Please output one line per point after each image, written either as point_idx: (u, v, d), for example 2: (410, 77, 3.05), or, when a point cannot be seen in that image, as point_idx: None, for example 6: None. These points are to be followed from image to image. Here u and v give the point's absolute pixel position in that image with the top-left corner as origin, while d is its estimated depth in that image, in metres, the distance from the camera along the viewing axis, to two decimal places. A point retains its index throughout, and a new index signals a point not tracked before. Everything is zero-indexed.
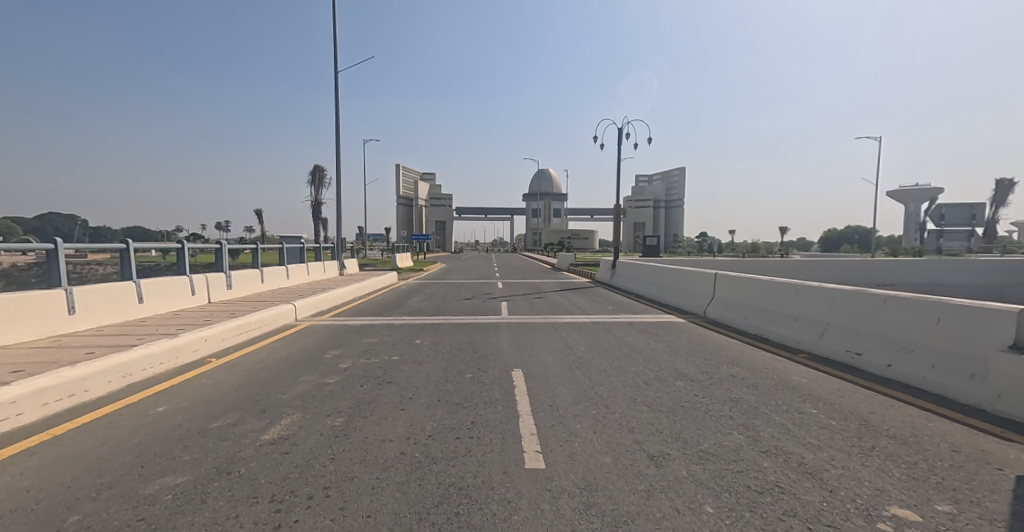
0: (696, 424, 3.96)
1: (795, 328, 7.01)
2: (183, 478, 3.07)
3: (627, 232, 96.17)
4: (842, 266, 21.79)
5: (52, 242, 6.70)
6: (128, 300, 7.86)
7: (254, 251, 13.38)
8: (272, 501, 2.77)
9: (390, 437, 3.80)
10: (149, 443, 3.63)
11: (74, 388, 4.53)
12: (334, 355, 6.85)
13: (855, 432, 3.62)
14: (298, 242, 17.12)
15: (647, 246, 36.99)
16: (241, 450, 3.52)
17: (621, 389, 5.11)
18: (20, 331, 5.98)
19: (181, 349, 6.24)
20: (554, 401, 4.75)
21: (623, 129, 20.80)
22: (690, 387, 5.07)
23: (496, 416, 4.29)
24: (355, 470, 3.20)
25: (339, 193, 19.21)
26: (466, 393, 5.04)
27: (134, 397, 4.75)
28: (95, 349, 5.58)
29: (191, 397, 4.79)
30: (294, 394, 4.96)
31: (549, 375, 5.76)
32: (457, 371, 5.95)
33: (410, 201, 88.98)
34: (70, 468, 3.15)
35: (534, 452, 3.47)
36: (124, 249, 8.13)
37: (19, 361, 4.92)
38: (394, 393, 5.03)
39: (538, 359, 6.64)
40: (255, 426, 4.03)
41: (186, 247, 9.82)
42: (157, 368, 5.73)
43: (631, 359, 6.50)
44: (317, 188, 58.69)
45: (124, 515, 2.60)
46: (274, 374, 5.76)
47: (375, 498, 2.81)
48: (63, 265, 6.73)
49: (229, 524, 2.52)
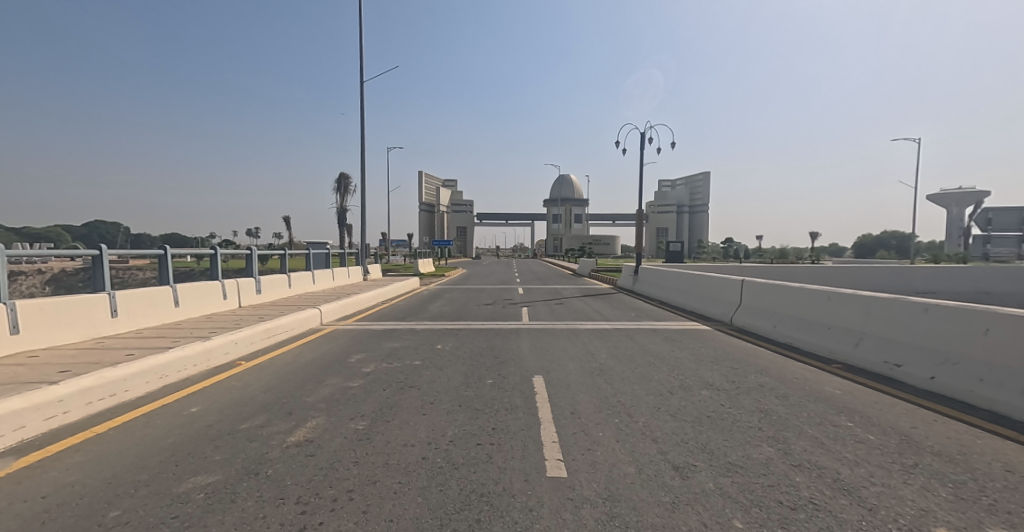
0: (722, 435, 3.85)
1: (828, 337, 6.76)
2: (214, 477, 3.14)
3: (650, 238, 94.92)
4: (879, 274, 21.08)
5: (97, 249, 6.98)
6: (165, 304, 8.16)
7: (283, 257, 13.79)
8: (297, 503, 2.81)
9: (412, 442, 3.82)
10: (182, 443, 3.73)
11: (114, 388, 4.70)
12: (357, 359, 6.93)
13: (896, 448, 3.44)
14: (324, 247, 17.60)
15: (671, 251, 36.37)
16: (268, 451, 3.59)
17: (645, 398, 5.00)
18: (67, 333, 6.26)
19: (213, 351, 6.42)
20: (575, 408, 4.69)
21: (646, 135, 20.84)
22: (716, 397, 4.94)
23: (517, 423, 4.26)
24: (378, 474, 3.22)
25: (363, 201, 19.80)
26: (487, 400, 5.02)
27: (169, 399, 4.89)
28: (133, 351, 5.79)
29: (223, 398, 4.94)
30: (319, 398, 5.04)
31: (570, 382, 5.70)
32: (478, 377, 5.96)
33: (431, 208, 90.44)
34: (112, 465, 3.27)
35: (556, 460, 3.43)
36: (163, 253, 8.42)
37: (65, 362, 5.15)
38: (416, 398, 5.07)
39: (559, 365, 6.59)
40: (281, 428, 4.11)
41: (219, 253, 10.15)
42: (191, 370, 5.91)
43: (654, 367, 6.39)
44: (342, 195, 60.33)
45: (158, 513, 2.67)
46: (301, 377, 5.88)
47: (396, 503, 2.81)
48: (106, 269, 6.99)
49: (256, 525, 2.56)
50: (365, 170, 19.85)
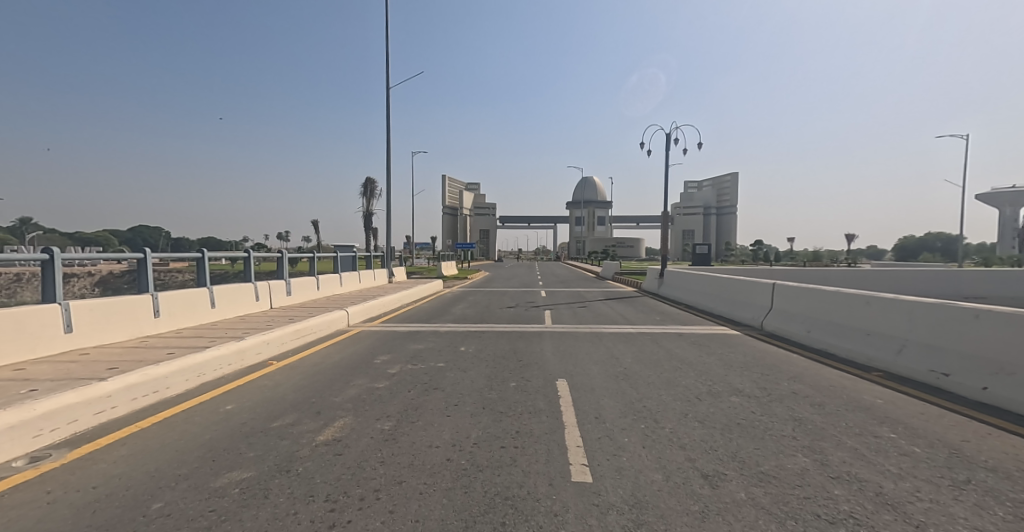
0: (754, 444, 3.74)
1: (867, 344, 6.49)
2: (248, 473, 3.24)
3: (676, 240, 93.27)
4: (921, 277, 20.16)
5: (142, 252, 7.31)
6: (202, 305, 8.48)
7: (312, 260, 14.15)
8: (326, 501, 2.87)
9: (437, 444, 3.85)
10: (218, 439, 3.87)
11: (156, 385, 4.91)
12: (383, 360, 7.03)
13: (945, 462, 3.27)
14: (351, 250, 17.98)
15: (697, 254, 35.62)
16: (298, 450, 3.68)
17: (671, 404, 4.91)
18: (114, 332, 6.58)
19: (246, 351, 6.64)
20: (600, 413, 4.64)
21: (672, 136, 20.60)
22: (746, 404, 4.80)
23: (541, 426, 4.25)
24: (404, 475, 3.26)
25: (388, 205, 20.18)
26: (511, 403, 5.02)
27: (207, 396, 5.07)
28: (173, 350, 6.04)
29: (256, 397, 5.09)
30: (347, 398, 5.14)
31: (594, 387, 5.65)
32: (501, 380, 5.97)
33: (454, 211, 91.36)
34: (155, 459, 3.42)
35: (581, 465, 3.40)
36: (200, 257, 8.76)
37: (112, 360, 5.41)
38: (440, 400, 5.11)
39: (582, 369, 6.54)
40: (311, 427, 4.20)
41: (252, 256, 10.49)
42: (226, 369, 6.12)
43: (681, 373, 6.26)
44: (368, 199, 61.61)
45: (197, 506, 2.77)
46: (329, 377, 6.01)
47: (422, 504, 2.83)
48: (150, 272, 7.32)
49: (287, 521, 2.62)
50: (391, 174, 20.20)
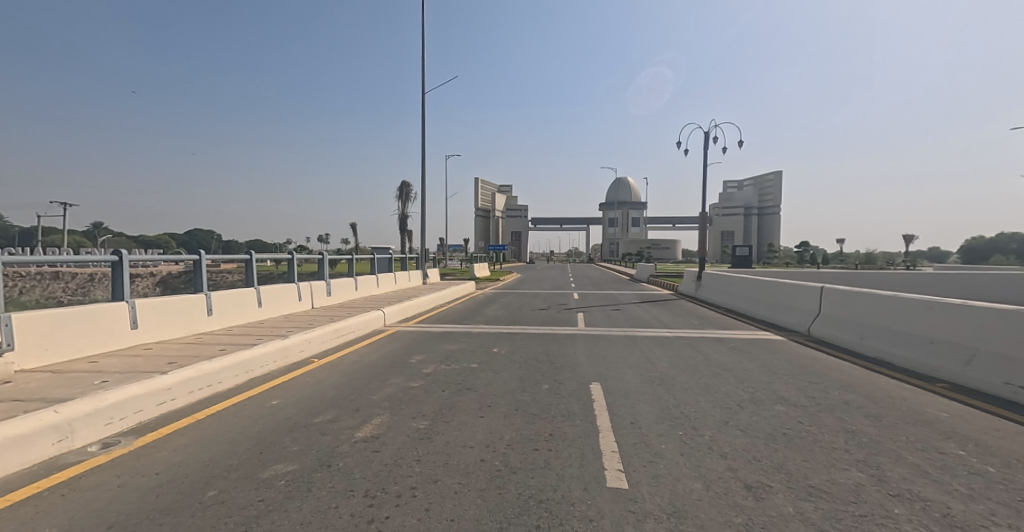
0: (802, 456, 3.55)
1: (929, 353, 6.07)
2: (292, 466, 3.37)
3: (714, 242, 90.46)
4: (988, 282, 18.72)
5: (198, 254, 7.75)
6: (250, 304, 8.90)
7: (350, 261, 14.60)
8: (365, 496, 2.93)
9: (470, 444, 3.88)
10: (265, 432, 4.04)
11: (210, 380, 5.19)
12: (418, 360, 7.16)
13: (1022, 484, 3.01)
14: (387, 252, 18.44)
15: (737, 256, 34.38)
16: (339, 445, 3.80)
17: (710, 411, 4.75)
18: (173, 329, 7.00)
19: (290, 349, 6.90)
20: (636, 418, 4.54)
21: (711, 134, 20.07)
22: (792, 413, 4.59)
23: (575, 430, 4.20)
24: (439, 474, 3.30)
25: (424, 208, 20.63)
26: (544, 405, 5.00)
27: (254, 391, 5.32)
28: (224, 346, 6.36)
29: (299, 393, 5.29)
30: (384, 396, 5.26)
31: (629, 391, 5.54)
32: (534, 382, 5.94)
33: (487, 213, 92.22)
34: (209, 449, 3.61)
35: (616, 470, 3.34)
36: (249, 258, 9.19)
37: (170, 355, 5.76)
38: (473, 400, 5.14)
39: (617, 373, 6.43)
40: (349, 424, 4.32)
41: (295, 257, 10.92)
42: (271, 366, 6.39)
43: (721, 379, 6.04)
44: (403, 202, 62.97)
45: (247, 495, 2.90)
46: (367, 375, 6.17)
47: (457, 503, 2.86)
48: (204, 273, 7.74)
49: (329, 514, 2.70)
50: (425, 177, 20.58)
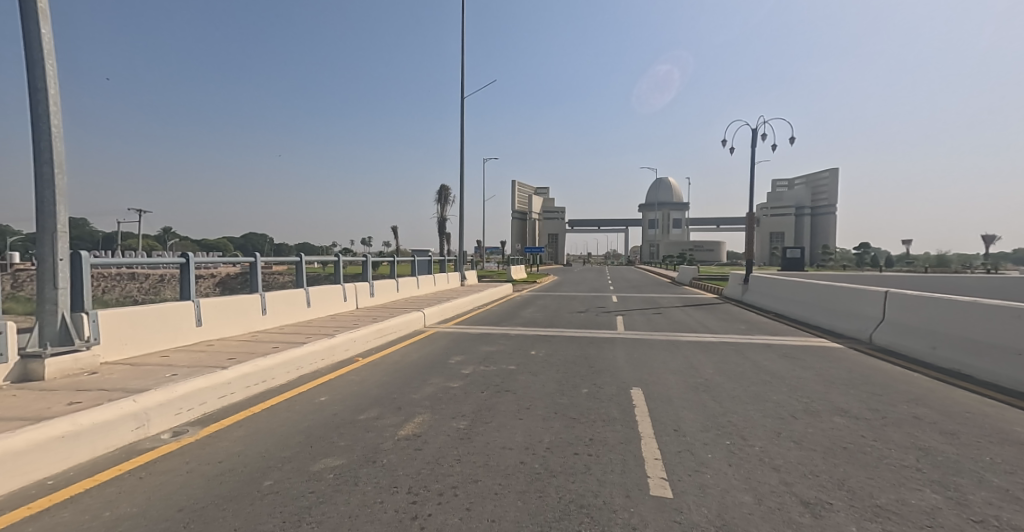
0: (865, 473, 3.32)
1: (1014, 365, 5.54)
2: (339, 460, 3.49)
3: (762, 243, 86.53)
4: None
5: (253, 257, 8.19)
6: (300, 304, 9.31)
7: (391, 263, 15.00)
8: (408, 493, 2.99)
9: (509, 445, 3.88)
10: (315, 427, 4.21)
11: (264, 375, 5.46)
12: (457, 361, 7.25)
13: None
14: (427, 254, 18.82)
15: (787, 258, 32.74)
16: (383, 442, 3.90)
17: (761, 420, 4.53)
18: (231, 327, 7.43)
19: (336, 348, 7.16)
20: (679, 426, 4.40)
21: (759, 130, 19.23)
22: (852, 426, 4.30)
23: (615, 436, 4.12)
24: (479, 474, 3.32)
25: (462, 211, 20.94)
26: (583, 409, 4.94)
27: (304, 387, 5.55)
28: (277, 344, 6.69)
29: (345, 390, 5.48)
30: (424, 395, 5.36)
31: (672, 397, 5.37)
32: (572, 385, 5.88)
33: (524, 215, 92.40)
34: (265, 440, 3.80)
35: (659, 479, 3.24)
36: (298, 260, 9.61)
37: (229, 351, 6.11)
38: (511, 402, 5.15)
39: (658, 379, 6.26)
40: (392, 422, 4.43)
41: (341, 260, 11.34)
42: (319, 363, 6.65)
43: (771, 387, 5.76)
44: (442, 205, 64.05)
45: (300, 486, 3.02)
46: (408, 374, 6.31)
47: (497, 504, 2.86)
48: (259, 274, 8.17)
49: (375, 509, 2.77)
50: (464, 181, 20.84)
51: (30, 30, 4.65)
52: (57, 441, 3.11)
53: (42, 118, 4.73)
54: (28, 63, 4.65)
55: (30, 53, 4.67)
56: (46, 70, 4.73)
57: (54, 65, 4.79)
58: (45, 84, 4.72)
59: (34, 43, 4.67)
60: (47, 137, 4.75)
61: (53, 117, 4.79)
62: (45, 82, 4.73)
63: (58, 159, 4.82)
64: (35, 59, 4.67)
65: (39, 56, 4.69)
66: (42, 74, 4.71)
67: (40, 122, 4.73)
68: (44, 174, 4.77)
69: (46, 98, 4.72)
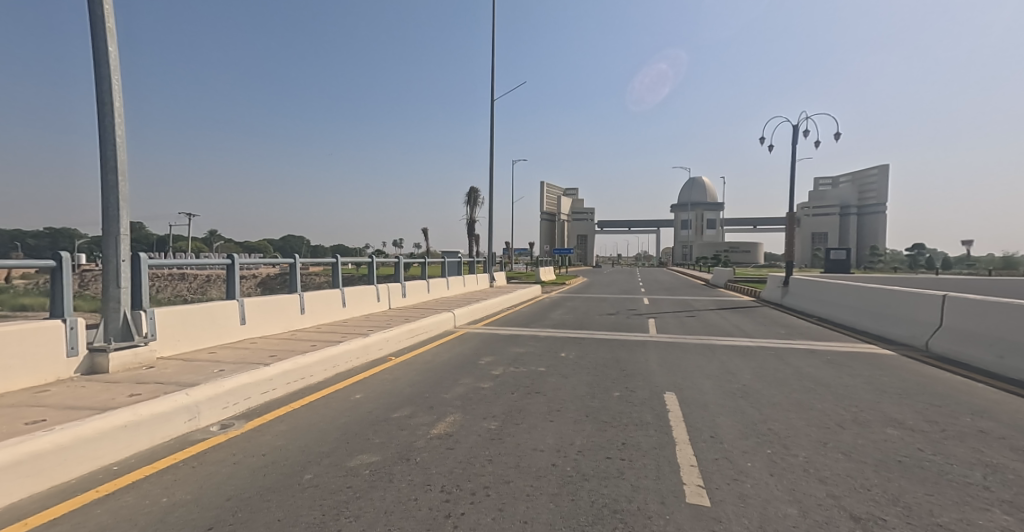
0: (923, 489, 3.11)
1: None
2: (375, 457, 3.55)
3: (803, 245, 83.02)
4: None
5: (292, 259, 8.48)
6: (336, 304, 9.58)
7: (423, 264, 15.23)
8: (441, 492, 3.01)
9: (540, 447, 3.85)
10: (350, 424, 4.30)
11: (303, 373, 5.64)
12: (487, 362, 7.27)
13: None
14: (457, 255, 19.01)
15: (830, 260, 31.31)
16: (416, 440, 3.95)
17: (804, 429, 4.33)
18: (272, 325, 7.72)
19: (370, 347, 7.32)
20: (716, 432, 4.25)
21: (800, 127, 18.48)
22: (906, 438, 4.05)
23: (649, 440, 4.02)
24: (511, 475, 3.30)
25: (492, 212, 21.05)
26: (615, 412, 4.85)
27: (340, 385, 5.70)
28: (315, 343, 6.90)
29: (379, 389, 5.59)
30: (456, 395, 5.40)
31: (708, 403, 5.21)
32: (603, 389, 5.79)
33: (554, 217, 92.05)
34: (304, 435, 3.92)
35: (696, 486, 3.14)
36: (334, 262, 9.89)
37: (271, 349, 6.35)
38: (542, 404, 5.12)
39: (693, 383, 6.08)
40: (425, 421, 4.48)
41: (374, 261, 11.60)
42: (354, 362, 6.81)
43: (815, 395, 5.50)
44: (471, 207, 64.59)
45: (338, 481, 3.10)
46: (440, 374, 6.38)
47: (530, 506, 2.84)
48: (298, 275, 8.45)
49: (409, 506, 2.80)
50: (494, 182, 20.93)
51: (99, 47, 4.98)
52: (119, 430, 3.31)
53: (108, 128, 5.06)
54: (96, 78, 4.98)
55: (99, 69, 5.00)
56: (112, 84, 5.06)
57: (119, 79, 5.12)
58: (112, 98, 5.06)
59: (102, 60, 5.00)
60: (112, 146, 5.07)
61: (118, 128, 5.12)
62: (111, 95, 5.06)
63: (122, 167, 5.14)
64: (103, 74, 5.01)
65: (106, 72, 5.02)
66: (109, 88, 5.04)
67: (106, 132, 5.06)
68: (109, 181, 5.09)
69: (112, 111, 5.05)
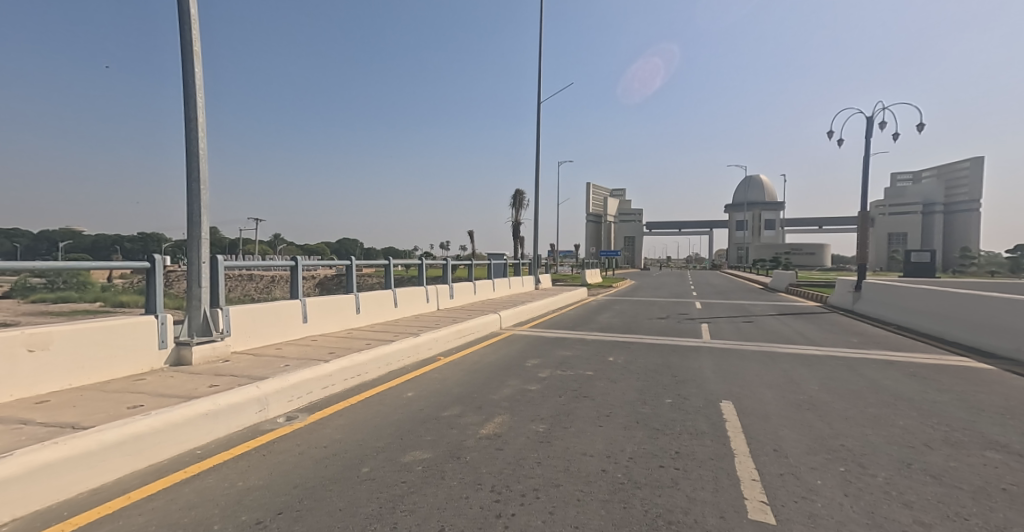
0: None
1: None
2: (426, 454, 3.59)
3: (875, 246, 76.66)
4: None
5: (348, 261, 8.85)
6: (388, 304, 9.88)
7: (469, 266, 15.42)
8: (492, 491, 2.99)
9: (590, 452, 3.74)
10: (403, 421, 4.39)
11: (359, 370, 5.84)
12: (533, 364, 7.22)
13: None
14: (503, 258, 19.12)
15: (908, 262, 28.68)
16: (465, 439, 3.95)
17: (883, 447, 3.94)
18: (331, 324, 8.07)
19: (420, 346, 7.47)
20: (780, 446, 3.95)
21: (875, 119, 17.04)
22: (1010, 464, 3.58)
23: (705, 451, 3.80)
24: (560, 479, 3.22)
25: (537, 214, 21.00)
26: (668, 420, 4.64)
27: (392, 383, 5.85)
28: (369, 341, 7.13)
29: (428, 387, 5.68)
30: (503, 396, 5.38)
31: (770, 414, 4.87)
32: (655, 395, 5.56)
33: (601, 218, 90.60)
34: (359, 430, 4.04)
35: (759, 502, 2.92)
36: (386, 264, 10.21)
37: (328, 346, 6.63)
38: (591, 408, 5.00)
39: (753, 392, 5.72)
40: (474, 420, 4.49)
41: (423, 263, 11.87)
42: (405, 361, 6.98)
43: (895, 410, 5.01)
44: (517, 209, 64.84)
45: (393, 475, 3.15)
46: (487, 375, 6.40)
47: (580, 511, 2.75)
48: (354, 277, 8.80)
49: (460, 504, 2.80)
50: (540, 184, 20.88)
51: (187, 67, 5.42)
52: (202, 417, 3.55)
53: (193, 142, 5.49)
54: (184, 96, 5.42)
55: (187, 88, 5.44)
56: (198, 101, 5.49)
57: (204, 96, 5.54)
58: (197, 113, 5.48)
59: (190, 79, 5.43)
60: (196, 158, 5.49)
61: (201, 141, 5.54)
62: (196, 112, 5.48)
63: (203, 177, 5.55)
64: (190, 92, 5.44)
65: (193, 90, 5.45)
66: (195, 105, 5.47)
67: (191, 145, 5.48)
68: (193, 190, 5.51)
69: (196, 125, 5.47)
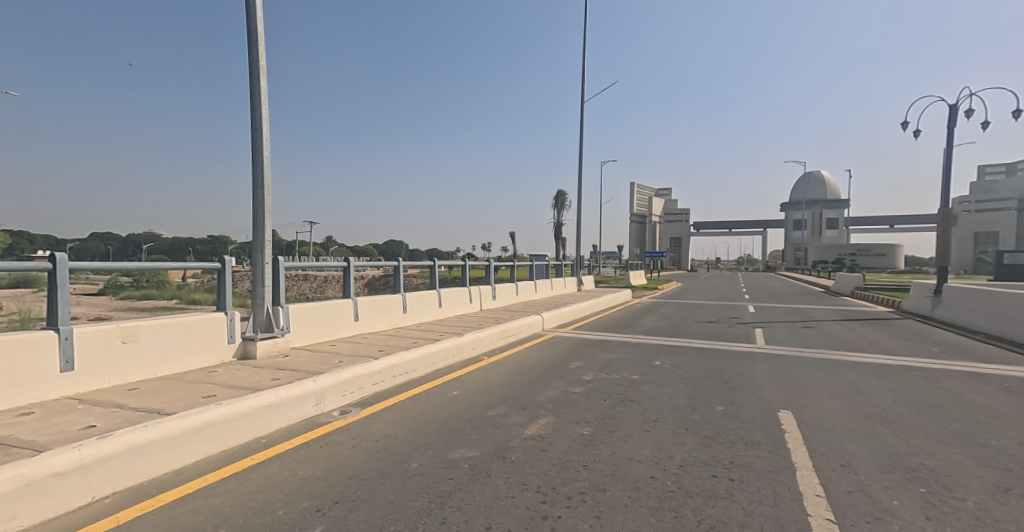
0: None
1: None
2: (472, 452, 3.58)
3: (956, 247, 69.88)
4: None
5: (395, 261, 9.08)
6: (433, 304, 10.04)
7: (512, 267, 15.44)
8: (538, 492, 2.92)
9: (637, 457, 3.59)
10: (448, 418, 4.41)
11: (407, 367, 5.95)
12: (577, 366, 7.08)
13: None
14: (546, 259, 19.01)
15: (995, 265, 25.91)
16: (509, 439, 3.91)
17: (973, 468, 3.52)
18: (380, 322, 8.30)
19: (465, 346, 7.53)
20: (848, 461, 3.62)
21: (958, 108, 15.50)
22: None
23: (762, 462, 3.55)
24: (607, 483, 3.10)
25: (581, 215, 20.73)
26: (721, 428, 4.39)
27: (439, 381, 5.91)
28: (415, 340, 7.26)
29: (472, 387, 5.69)
30: (547, 398, 5.29)
31: (837, 426, 4.49)
32: (706, 402, 5.28)
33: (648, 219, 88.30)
34: (405, 426, 4.09)
35: (825, 520, 2.68)
36: (432, 264, 10.39)
37: (377, 344, 6.81)
38: (638, 413, 4.81)
39: (816, 403, 5.32)
40: (518, 421, 4.44)
41: (467, 264, 11.99)
42: (450, 360, 7.05)
43: (985, 428, 4.48)
44: (560, 210, 64.47)
45: (440, 471, 3.15)
46: (530, 376, 6.33)
47: (629, 517, 2.63)
48: (401, 277, 9.01)
49: (506, 503, 2.75)
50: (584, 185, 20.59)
51: (254, 80, 5.73)
52: (267, 408, 3.73)
53: (259, 150, 5.80)
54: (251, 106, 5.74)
55: (254, 99, 5.76)
56: (263, 112, 5.79)
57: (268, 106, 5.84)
58: (262, 123, 5.79)
59: (257, 91, 5.74)
60: (261, 165, 5.80)
61: (266, 149, 5.84)
62: (261, 121, 5.79)
63: (267, 183, 5.85)
64: (257, 104, 5.76)
65: (259, 101, 5.76)
66: (261, 115, 5.77)
67: (257, 153, 5.80)
68: (258, 195, 5.82)
69: (261, 134, 5.78)
